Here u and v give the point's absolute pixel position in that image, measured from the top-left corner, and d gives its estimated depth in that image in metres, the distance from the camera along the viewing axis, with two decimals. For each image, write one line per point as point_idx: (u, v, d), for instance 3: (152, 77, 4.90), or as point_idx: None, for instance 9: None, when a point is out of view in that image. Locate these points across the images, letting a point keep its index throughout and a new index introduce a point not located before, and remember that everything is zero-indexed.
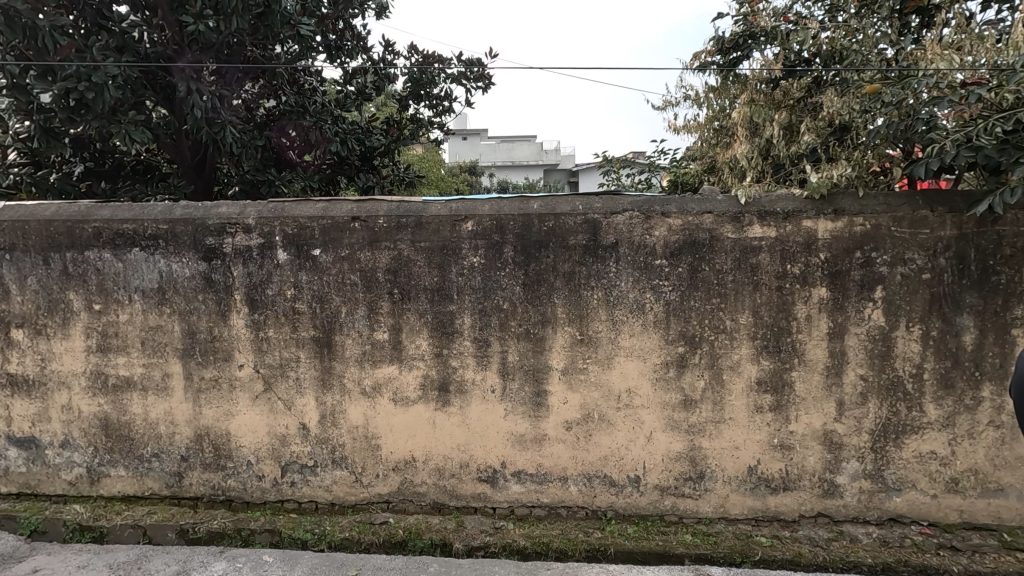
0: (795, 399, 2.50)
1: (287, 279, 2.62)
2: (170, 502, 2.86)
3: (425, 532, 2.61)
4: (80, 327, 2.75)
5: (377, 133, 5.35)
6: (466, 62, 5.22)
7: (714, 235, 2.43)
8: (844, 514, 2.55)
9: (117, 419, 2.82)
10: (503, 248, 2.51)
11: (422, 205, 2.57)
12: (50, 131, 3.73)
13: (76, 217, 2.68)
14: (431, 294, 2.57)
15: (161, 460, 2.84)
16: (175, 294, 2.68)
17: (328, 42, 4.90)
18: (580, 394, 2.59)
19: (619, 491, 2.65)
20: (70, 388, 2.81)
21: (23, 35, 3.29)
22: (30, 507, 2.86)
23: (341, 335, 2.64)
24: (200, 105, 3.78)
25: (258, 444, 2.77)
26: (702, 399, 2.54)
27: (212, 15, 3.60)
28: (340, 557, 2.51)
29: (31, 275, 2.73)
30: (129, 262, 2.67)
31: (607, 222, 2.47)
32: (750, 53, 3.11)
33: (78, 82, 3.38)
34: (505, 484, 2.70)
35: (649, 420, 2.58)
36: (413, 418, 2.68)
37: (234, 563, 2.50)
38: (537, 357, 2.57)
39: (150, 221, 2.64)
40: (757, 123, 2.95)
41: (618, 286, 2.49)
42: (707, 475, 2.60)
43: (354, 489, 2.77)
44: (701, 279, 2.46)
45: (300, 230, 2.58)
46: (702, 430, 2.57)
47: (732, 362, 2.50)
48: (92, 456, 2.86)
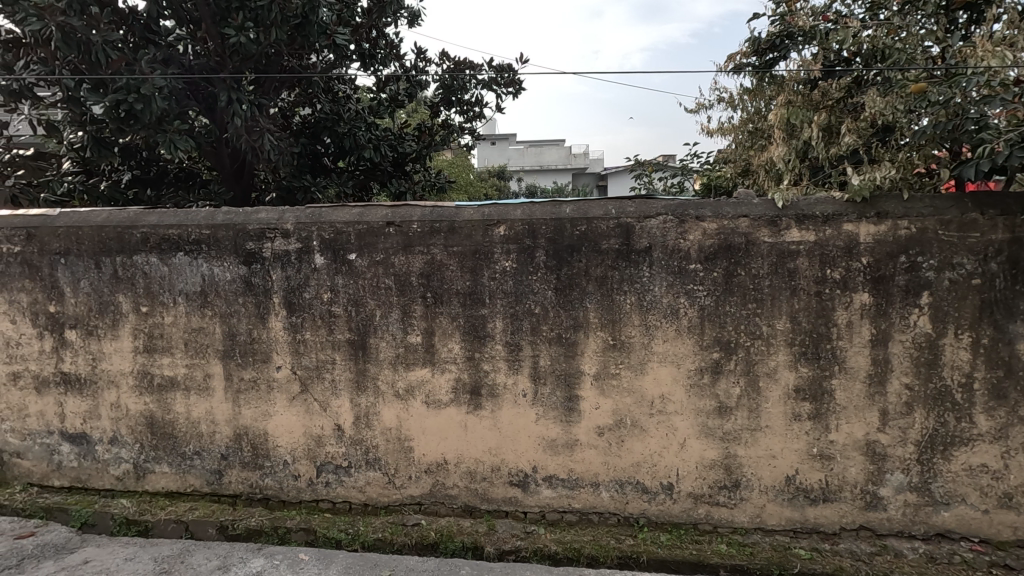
0: (835, 408, 2.43)
1: (324, 283, 2.68)
2: (210, 499, 2.94)
3: (457, 535, 2.62)
4: (128, 328, 2.86)
5: (410, 140, 5.45)
6: (497, 68, 5.28)
7: (751, 240, 2.39)
8: (888, 527, 2.47)
9: (162, 417, 2.92)
10: (535, 252, 2.52)
11: (455, 209, 2.60)
12: (100, 141, 3.94)
13: (125, 222, 2.80)
14: (463, 298, 2.59)
15: (202, 458, 2.93)
16: (217, 297, 2.77)
17: (363, 50, 5.01)
18: (612, 400, 2.57)
19: (652, 498, 2.61)
20: (119, 387, 2.93)
21: (78, 51, 3.48)
22: (81, 501, 2.98)
23: (375, 338, 2.68)
24: (241, 114, 3.91)
25: (295, 444, 2.83)
26: (738, 406, 2.49)
27: (253, 27, 3.76)
28: (374, 558, 2.55)
29: (84, 278, 2.86)
30: (174, 266, 2.78)
31: (640, 227, 2.45)
32: (788, 53, 3.07)
33: (128, 94, 3.56)
34: (536, 488, 2.69)
35: (682, 427, 2.54)
36: (445, 421, 2.70)
37: (271, 560, 2.55)
38: (569, 361, 2.57)
39: (194, 226, 2.74)
40: (794, 125, 2.85)
41: (652, 291, 2.47)
42: (742, 484, 2.54)
43: (387, 490, 2.81)
44: (737, 285, 2.42)
45: (337, 235, 2.64)
46: (738, 437, 2.52)
47: (769, 368, 2.45)
48: (139, 453, 2.97)
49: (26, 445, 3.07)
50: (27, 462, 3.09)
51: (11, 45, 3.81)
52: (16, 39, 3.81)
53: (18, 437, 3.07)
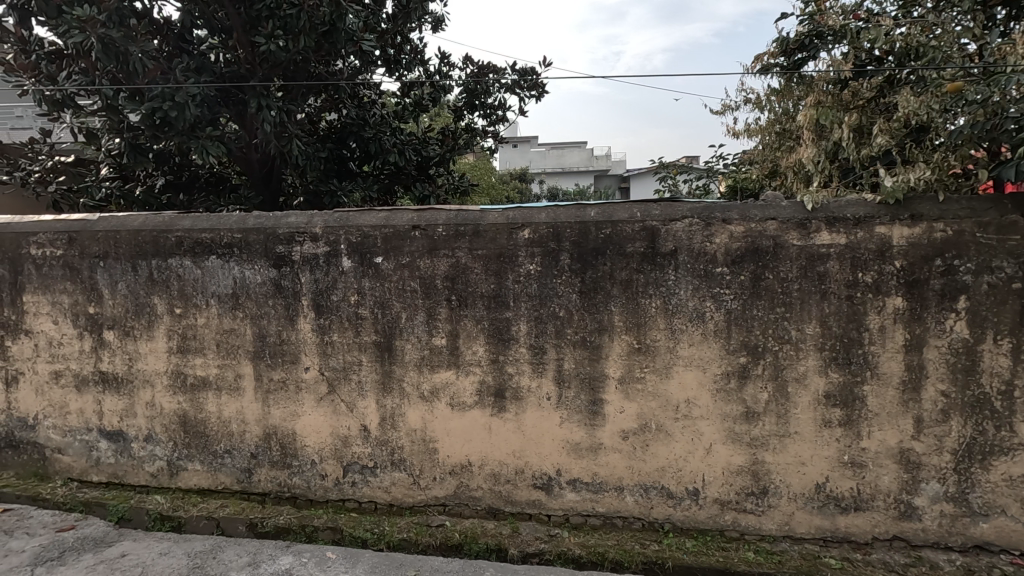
0: (867, 415, 2.38)
1: (351, 285, 2.72)
2: (240, 497, 3.01)
3: (481, 536, 2.63)
4: (163, 329, 2.95)
5: (434, 144, 5.51)
6: (520, 71, 5.31)
7: (779, 243, 2.35)
8: (922, 538, 2.40)
9: (194, 416, 3.00)
10: (560, 255, 2.53)
11: (480, 213, 2.62)
12: (136, 148, 4.11)
13: (160, 227, 2.89)
14: (488, 301, 2.61)
15: (233, 457, 2.99)
16: (247, 299, 2.83)
17: (388, 55, 5.08)
18: (637, 404, 2.55)
19: (677, 503, 2.59)
20: (154, 386, 3.02)
21: (116, 61, 3.61)
22: (117, 496, 3.08)
23: (401, 340, 2.72)
24: (270, 120, 4.01)
25: (322, 444, 2.88)
26: (766, 411, 2.46)
27: (282, 35, 3.85)
28: (400, 558, 2.58)
29: (121, 281, 2.96)
30: (207, 269, 2.86)
31: (666, 230, 2.43)
32: (817, 53, 3.01)
33: (163, 102, 3.68)
34: (560, 491, 2.69)
35: (708, 432, 2.51)
36: (470, 423, 2.72)
37: (300, 558, 2.60)
38: (593, 365, 2.56)
39: (226, 230, 2.81)
40: (823, 126, 2.78)
41: (677, 294, 2.45)
42: (771, 490, 2.50)
43: (412, 491, 2.84)
44: (765, 288, 2.38)
45: (364, 238, 2.68)
46: (765, 444, 2.48)
47: (798, 374, 2.41)
48: (172, 450, 3.06)
49: (66, 442, 3.19)
50: (67, 458, 3.20)
51: (54, 56, 3.98)
52: (58, 51, 3.98)
53: (59, 433, 3.19)
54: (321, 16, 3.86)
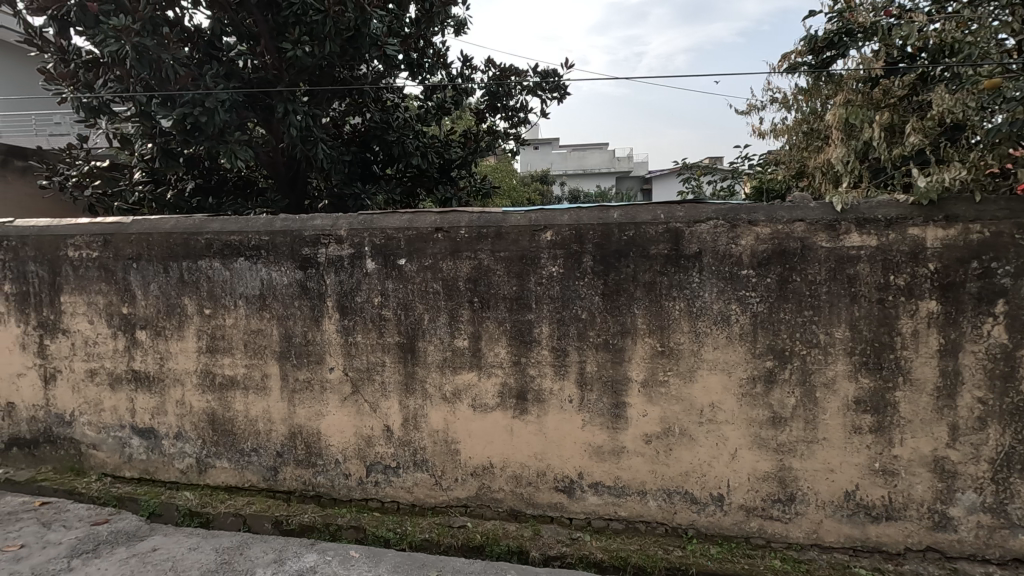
0: (899, 421, 2.31)
1: (375, 287, 2.75)
2: (266, 495, 3.06)
3: (503, 538, 2.63)
4: (193, 329, 3.03)
5: (456, 146, 5.55)
6: (542, 74, 5.32)
7: (807, 244, 2.31)
8: (958, 550, 2.32)
9: (223, 414, 3.06)
10: (582, 257, 2.52)
11: (503, 215, 2.62)
12: (168, 152, 4.25)
13: (191, 229, 2.96)
14: (510, 303, 2.61)
15: (259, 455, 3.05)
16: (274, 300, 2.89)
17: (411, 59, 5.13)
18: (661, 407, 2.53)
19: (701, 509, 2.55)
20: (184, 384, 3.10)
21: (149, 69, 3.71)
22: (149, 491, 3.16)
23: (424, 341, 2.74)
24: (296, 124, 4.10)
25: (346, 444, 2.92)
26: (793, 416, 2.41)
27: (308, 41, 3.93)
28: (422, 558, 2.59)
29: (153, 282, 3.04)
30: (235, 270, 2.92)
31: (690, 231, 2.41)
32: (846, 52, 2.97)
33: (194, 107, 3.81)
34: (582, 495, 2.68)
35: (733, 437, 2.47)
36: (492, 425, 2.72)
37: (324, 556, 2.63)
38: (616, 368, 2.55)
39: (254, 233, 2.87)
40: (854, 126, 2.74)
41: (702, 297, 2.42)
42: (798, 498, 2.45)
43: (434, 492, 2.85)
44: (793, 291, 2.34)
45: (387, 240, 2.71)
46: (793, 450, 2.43)
47: (826, 379, 2.36)
48: (201, 448, 3.13)
49: (101, 438, 3.28)
50: (101, 454, 3.30)
51: (91, 65, 4.11)
52: (95, 59, 4.11)
53: (94, 429, 3.29)
54: (346, 22, 3.92)
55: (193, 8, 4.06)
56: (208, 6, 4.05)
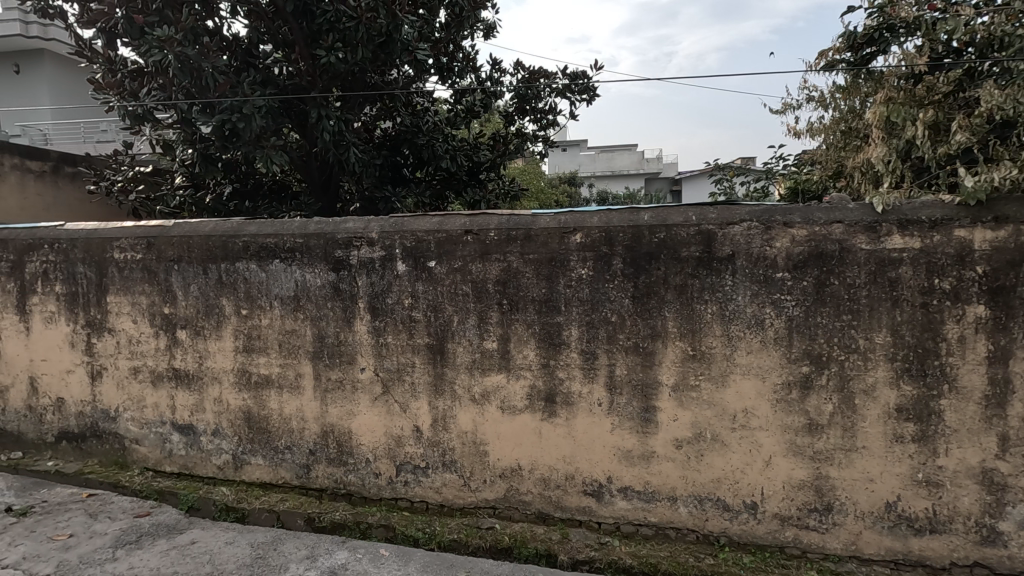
0: (945, 431, 2.22)
1: (405, 289, 2.79)
2: (299, 492, 3.12)
3: (531, 541, 2.63)
4: (230, 329, 3.12)
5: (485, 149, 5.58)
6: (571, 76, 5.31)
7: (845, 247, 2.24)
8: (1008, 566, 2.22)
9: (258, 412, 3.14)
10: (612, 260, 2.50)
11: (532, 217, 2.63)
12: (208, 158, 4.39)
13: (229, 232, 3.05)
14: (539, 305, 2.61)
15: (293, 453, 3.12)
16: (308, 301, 2.95)
17: (441, 63, 5.18)
18: (692, 412, 2.49)
19: (734, 517, 2.50)
20: (221, 383, 3.19)
21: (190, 77, 3.85)
22: (188, 486, 3.27)
23: (453, 343, 2.75)
24: (329, 129, 4.19)
25: (376, 444, 2.96)
26: (831, 423, 2.34)
27: (341, 48, 4.02)
28: (450, 558, 2.60)
29: (193, 283, 3.14)
30: (271, 272, 2.99)
31: (723, 233, 2.37)
32: (887, 48, 2.90)
33: (232, 114, 3.93)
34: (611, 499, 2.65)
35: (768, 444, 2.42)
36: (520, 427, 2.72)
37: (354, 553, 2.67)
38: (646, 371, 2.52)
39: (289, 235, 2.94)
40: (895, 123, 2.64)
41: (735, 300, 2.37)
42: (836, 508, 2.38)
43: (462, 493, 2.87)
44: (830, 294, 2.27)
45: (418, 242, 2.74)
46: (830, 458, 2.36)
47: (866, 385, 2.28)
48: (237, 445, 3.21)
49: (143, 433, 3.41)
50: (143, 448, 3.42)
51: (136, 74, 4.28)
52: (140, 69, 4.28)
53: (137, 425, 3.41)
54: (378, 27, 3.99)
55: (232, 18, 4.20)
56: (245, 15, 4.18)
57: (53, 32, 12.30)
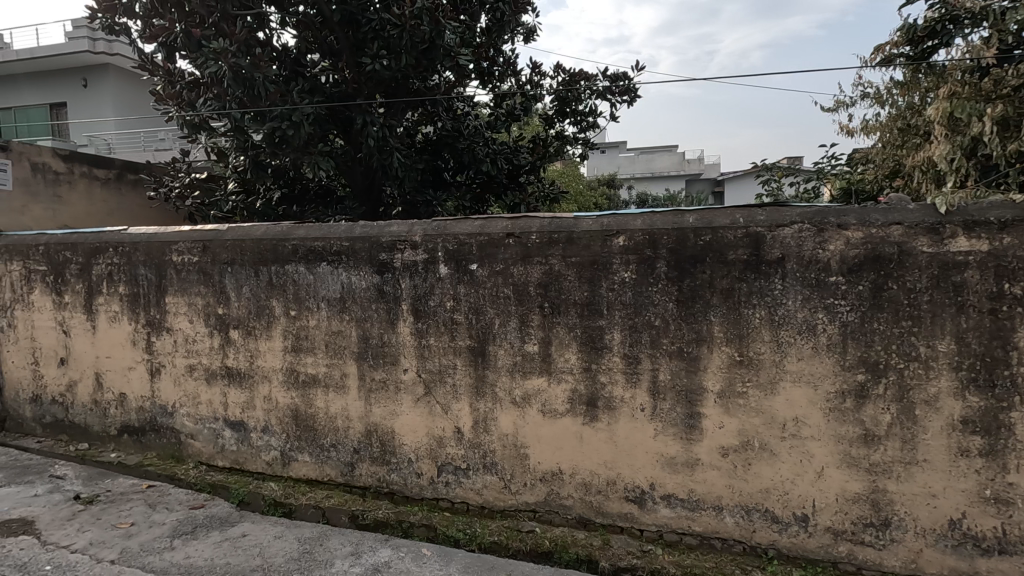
0: (1016, 445, 2.09)
1: (447, 292, 2.82)
2: (344, 489, 3.20)
3: (572, 546, 2.61)
4: (279, 329, 3.22)
5: (525, 152, 5.60)
6: (612, 77, 5.27)
7: (905, 250, 2.14)
8: None
9: (305, 411, 3.24)
10: (656, 262, 2.46)
11: (574, 220, 2.61)
12: (258, 164, 4.56)
13: (279, 236, 3.16)
14: (582, 309, 2.60)
15: (338, 451, 3.19)
16: (353, 304, 3.02)
17: (481, 68, 5.22)
18: (739, 419, 2.42)
19: (783, 529, 2.42)
20: (270, 381, 3.30)
21: (243, 87, 4.00)
22: (238, 481, 3.39)
23: (494, 345, 2.77)
24: (373, 134, 4.33)
25: (418, 444, 3.00)
26: (888, 435, 2.23)
27: (386, 55, 4.17)
28: (491, 560, 2.60)
29: (245, 284, 3.27)
30: (318, 274, 3.08)
31: (773, 236, 2.29)
32: (950, 40, 3.06)
33: (282, 122, 4.09)
34: (654, 506, 2.61)
35: (820, 454, 2.32)
36: (561, 431, 2.71)
37: (397, 552, 2.69)
38: (690, 377, 2.47)
39: (335, 239, 3.02)
40: (959, 120, 2.81)
41: (785, 305, 2.30)
42: (893, 523, 2.27)
43: (503, 495, 2.87)
44: (888, 299, 2.17)
45: (460, 245, 2.77)
46: (888, 471, 2.25)
47: (927, 396, 2.17)
48: (285, 442, 3.32)
49: (198, 429, 3.56)
50: (198, 443, 3.57)
51: (192, 85, 4.48)
52: (196, 80, 4.48)
53: (192, 420, 3.57)
54: (422, 34, 4.05)
55: (281, 29, 4.34)
56: (294, 26, 4.31)
57: (117, 47, 13.06)
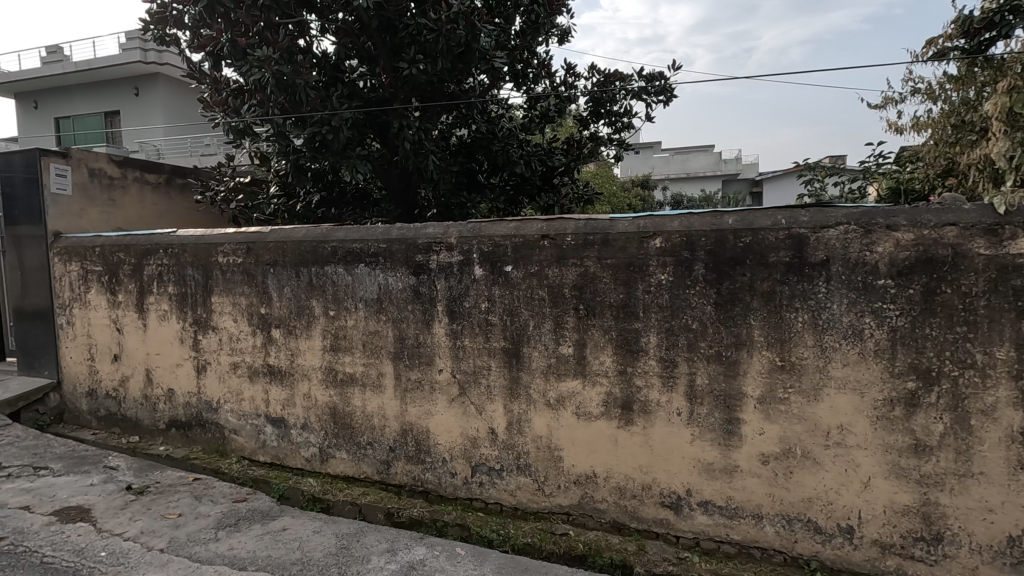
0: None
1: (482, 293, 2.84)
2: (380, 487, 3.26)
3: (606, 550, 2.58)
4: (319, 329, 3.30)
5: (559, 154, 5.60)
6: (648, 77, 5.22)
7: (959, 252, 2.04)
8: None
9: (343, 409, 3.31)
10: (694, 264, 2.42)
11: (610, 222, 2.60)
12: (299, 168, 4.69)
13: (319, 238, 3.24)
14: (617, 311, 2.57)
15: (374, 449, 3.25)
16: (390, 304, 3.07)
17: (516, 70, 5.24)
18: (780, 426, 2.35)
19: (827, 540, 2.34)
20: (310, 379, 3.38)
21: (285, 93, 4.12)
22: (279, 476, 3.49)
23: (529, 347, 2.77)
24: (409, 138, 4.39)
25: (452, 444, 3.03)
26: (941, 445, 2.14)
27: (422, 59, 4.23)
28: (525, 562, 2.58)
29: (286, 285, 3.36)
30: (357, 275, 3.14)
31: (816, 237, 2.23)
32: (1009, 32, 2.98)
33: (322, 126, 4.19)
34: (690, 513, 2.56)
35: (866, 464, 2.24)
36: (596, 434, 2.69)
37: (432, 550, 2.71)
38: (729, 381, 2.41)
39: (373, 240, 3.08)
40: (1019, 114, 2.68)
41: (830, 309, 2.23)
42: (946, 538, 2.17)
43: (537, 497, 2.87)
44: (941, 304, 2.08)
45: (495, 247, 2.79)
46: (940, 483, 2.15)
47: (984, 406, 2.07)
48: (323, 439, 3.40)
49: (241, 424, 3.68)
50: (241, 438, 3.69)
51: (237, 92, 4.64)
52: (241, 88, 4.64)
53: (235, 416, 3.69)
54: (458, 38, 4.10)
55: (322, 36, 4.46)
56: (333, 33, 4.42)
57: (166, 57, 13.69)
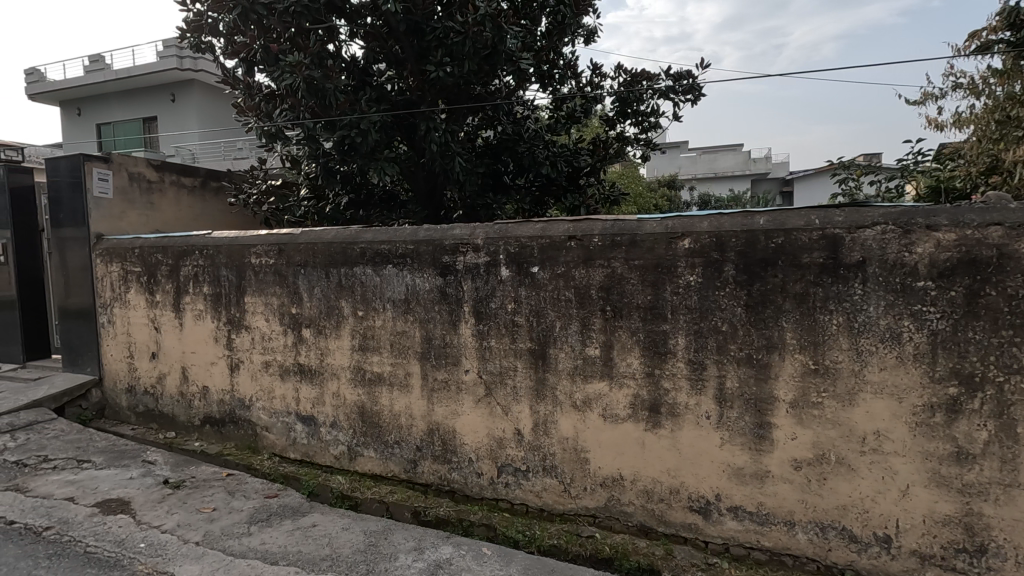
0: None
1: (509, 294, 2.84)
2: (407, 486, 3.29)
3: (633, 554, 2.56)
4: (348, 329, 3.36)
5: (585, 154, 5.57)
6: (676, 76, 5.16)
7: (1005, 252, 1.97)
8: None
9: (371, 408, 3.35)
10: (723, 266, 2.38)
11: (638, 222, 2.57)
12: (329, 171, 4.77)
13: (348, 239, 3.29)
14: (645, 312, 2.55)
15: (401, 448, 3.29)
16: (417, 305, 3.10)
17: (542, 72, 5.24)
18: (813, 431, 2.30)
19: (863, 549, 2.27)
20: (338, 378, 3.44)
21: (316, 97, 4.20)
22: (309, 473, 3.56)
23: (555, 348, 2.77)
24: (436, 140, 4.43)
25: (478, 444, 3.04)
26: (985, 454, 2.06)
27: (449, 62, 4.26)
28: (551, 563, 2.58)
29: (316, 285, 3.43)
30: (384, 276, 3.19)
31: (852, 238, 2.17)
32: None
33: (351, 130, 4.26)
34: (720, 518, 2.52)
35: (905, 472, 2.17)
36: (623, 436, 2.67)
37: (458, 549, 2.73)
38: (760, 385, 2.37)
39: (401, 242, 3.12)
40: None
41: (866, 312, 2.17)
42: (990, 550, 2.09)
43: (563, 499, 2.86)
44: (985, 307, 2.01)
45: (521, 248, 2.79)
46: (984, 493, 2.07)
47: None
48: (352, 437, 3.45)
49: (272, 422, 3.76)
50: (272, 435, 3.78)
51: (269, 97, 4.75)
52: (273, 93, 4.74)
53: (267, 414, 3.77)
54: (484, 40, 4.13)
55: (351, 41, 4.53)
56: (362, 38, 4.49)
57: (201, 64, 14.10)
